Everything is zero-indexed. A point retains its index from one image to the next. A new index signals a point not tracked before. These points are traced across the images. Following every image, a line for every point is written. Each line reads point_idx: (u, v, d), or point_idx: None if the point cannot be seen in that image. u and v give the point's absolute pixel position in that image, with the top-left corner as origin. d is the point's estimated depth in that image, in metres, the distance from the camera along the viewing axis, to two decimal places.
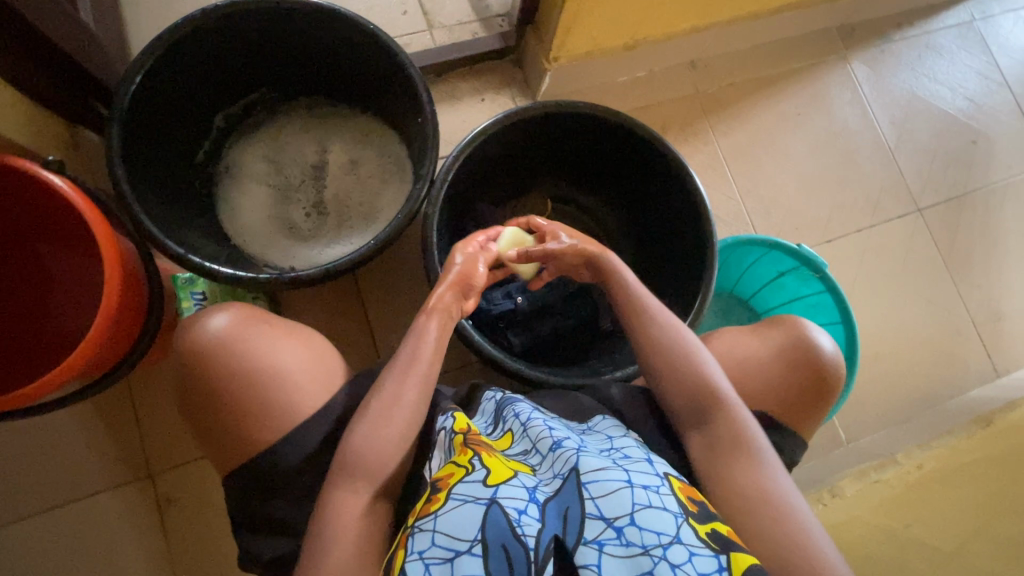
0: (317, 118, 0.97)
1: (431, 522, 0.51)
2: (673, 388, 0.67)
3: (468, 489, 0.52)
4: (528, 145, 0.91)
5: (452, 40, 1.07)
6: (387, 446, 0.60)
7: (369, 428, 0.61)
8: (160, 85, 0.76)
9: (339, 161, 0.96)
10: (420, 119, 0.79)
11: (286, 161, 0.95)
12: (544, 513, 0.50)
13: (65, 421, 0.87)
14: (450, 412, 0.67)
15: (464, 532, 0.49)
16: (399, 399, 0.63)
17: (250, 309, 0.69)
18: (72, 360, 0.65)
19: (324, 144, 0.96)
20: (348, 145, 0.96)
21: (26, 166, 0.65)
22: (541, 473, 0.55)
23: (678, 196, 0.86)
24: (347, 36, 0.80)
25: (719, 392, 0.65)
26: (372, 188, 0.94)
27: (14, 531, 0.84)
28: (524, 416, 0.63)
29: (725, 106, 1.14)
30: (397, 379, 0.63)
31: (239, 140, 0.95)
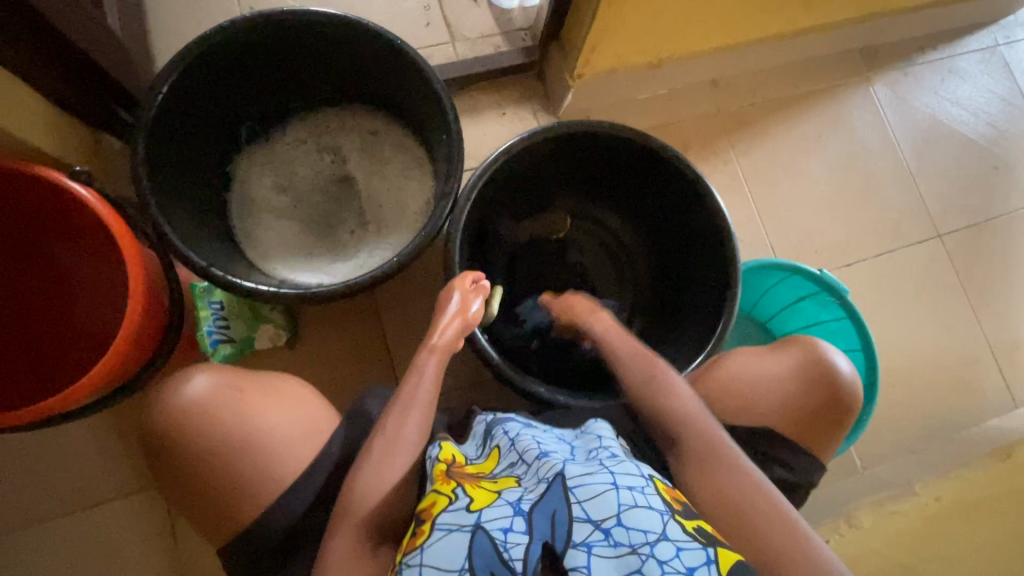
0: (329, 137, 0.96)
1: (418, 557, 0.50)
2: (652, 404, 0.68)
3: (453, 518, 0.51)
4: (550, 163, 0.90)
5: (475, 53, 1.07)
6: (393, 472, 0.61)
7: (380, 459, 0.61)
8: (185, 96, 0.76)
9: (351, 182, 0.95)
10: (445, 135, 0.79)
11: (295, 181, 0.95)
12: (532, 524, 0.49)
13: (77, 427, 0.87)
14: (438, 441, 0.65)
15: (450, 562, 0.47)
16: (410, 433, 0.63)
17: (224, 372, 0.66)
18: (96, 373, 0.65)
19: (335, 164, 0.96)
20: (358, 166, 0.96)
21: (52, 176, 0.65)
22: (526, 482, 0.54)
23: (701, 219, 0.85)
24: (374, 51, 0.80)
25: (686, 407, 0.65)
26: (397, 190, 0.94)
27: (24, 536, 0.84)
28: (512, 433, 0.63)
29: (746, 125, 1.14)
30: (409, 407, 0.64)
31: (245, 155, 0.93)
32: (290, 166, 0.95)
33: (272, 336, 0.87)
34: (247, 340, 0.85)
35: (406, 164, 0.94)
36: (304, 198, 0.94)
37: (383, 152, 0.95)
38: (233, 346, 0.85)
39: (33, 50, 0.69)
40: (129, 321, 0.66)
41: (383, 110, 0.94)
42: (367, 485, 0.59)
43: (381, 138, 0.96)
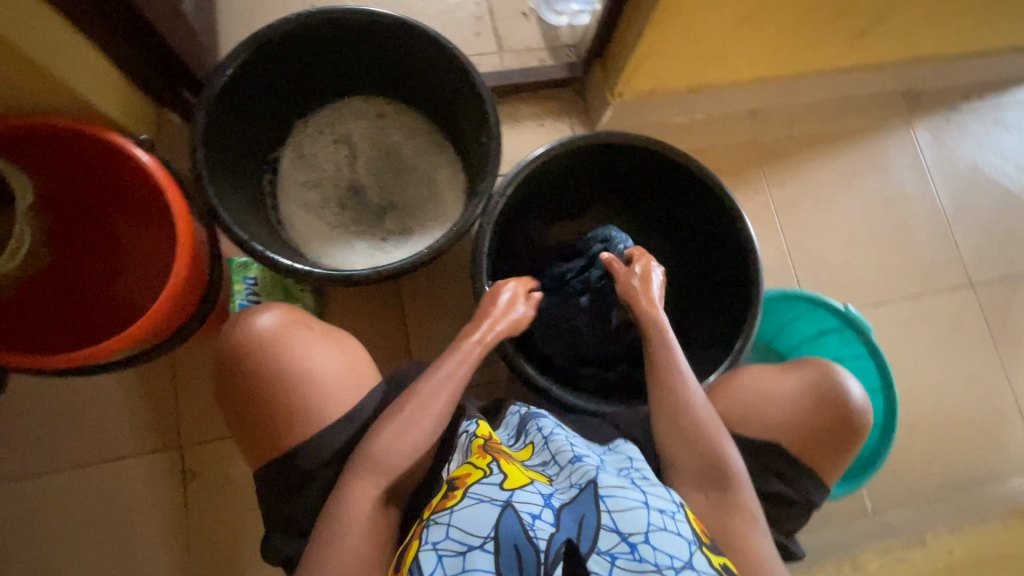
0: (343, 125, 0.99)
1: (446, 516, 0.53)
2: (689, 441, 0.66)
3: (484, 490, 0.54)
4: (584, 169, 0.92)
5: (519, 64, 1.11)
6: (414, 442, 0.62)
7: (395, 436, 0.62)
8: (246, 80, 0.81)
9: (376, 166, 0.99)
10: (485, 137, 0.82)
11: (323, 171, 0.97)
12: (558, 518, 0.51)
13: (107, 382, 0.91)
14: (475, 418, 0.68)
15: (477, 527, 0.51)
16: (436, 410, 0.64)
17: (292, 314, 0.70)
18: (136, 326, 0.69)
19: (351, 154, 0.99)
20: (373, 154, 0.99)
21: (120, 142, 0.71)
22: (557, 483, 0.57)
23: (728, 238, 0.86)
24: (423, 51, 0.84)
25: (727, 455, 0.65)
26: (431, 180, 0.98)
27: (46, 482, 0.88)
28: (546, 430, 0.65)
29: (780, 157, 1.14)
30: (439, 391, 0.65)
31: (276, 156, 0.96)
32: (321, 155, 0.98)
33: None
34: None
35: (441, 157, 0.99)
36: (334, 186, 0.97)
37: (413, 146, 0.99)
38: None
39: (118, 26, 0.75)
40: (171, 284, 0.70)
41: (406, 96, 0.98)
42: (385, 452, 0.61)
43: (389, 128, 1.00)
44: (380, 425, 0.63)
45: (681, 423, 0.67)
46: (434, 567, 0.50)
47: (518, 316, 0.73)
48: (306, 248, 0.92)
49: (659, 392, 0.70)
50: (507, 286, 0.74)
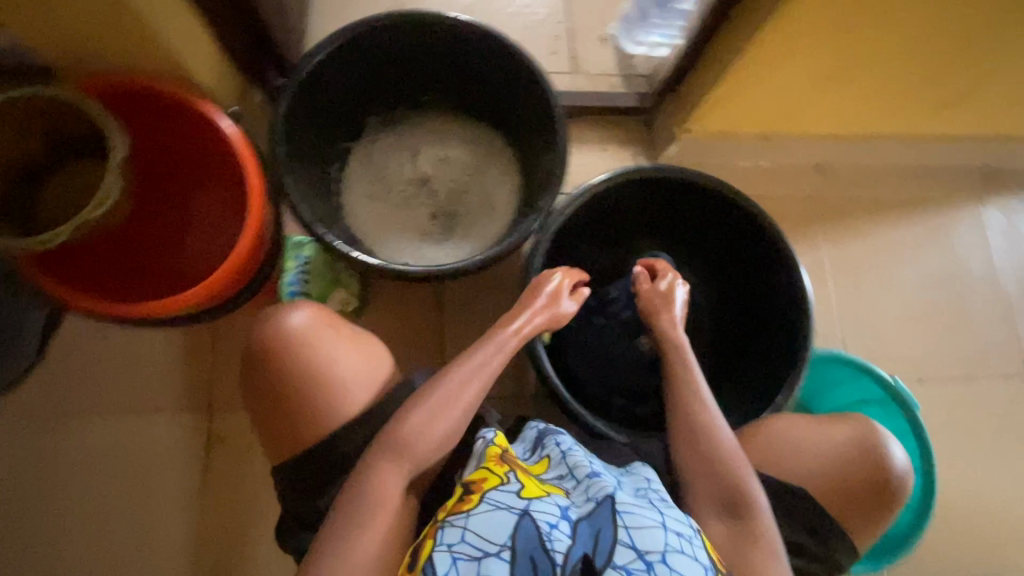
0: (410, 139, 1.02)
1: (462, 519, 0.55)
2: (710, 471, 0.65)
3: (502, 498, 0.56)
4: (645, 202, 0.92)
5: (591, 88, 1.12)
6: (436, 438, 0.63)
7: (418, 425, 0.62)
8: (333, 70, 0.84)
9: (439, 177, 1.00)
10: (552, 155, 0.83)
11: (387, 177, 1.00)
12: (575, 530, 0.53)
13: (152, 337, 0.94)
14: (491, 428, 0.67)
15: (494, 534, 0.53)
16: (465, 399, 0.65)
17: (321, 310, 0.71)
18: (196, 291, 0.72)
19: (416, 153, 1.01)
20: (438, 156, 1.01)
21: (209, 111, 0.75)
22: (574, 495, 0.58)
23: (782, 292, 0.85)
24: (505, 65, 0.86)
25: (749, 487, 0.63)
26: (490, 189, 1.00)
27: (81, 423, 0.91)
28: (565, 445, 0.65)
29: (842, 216, 1.12)
30: (468, 381, 0.66)
31: (347, 161, 0.99)
32: (387, 151, 1.01)
33: (343, 302, 0.91)
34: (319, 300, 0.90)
35: (502, 169, 1.00)
36: (399, 198, 0.98)
37: (477, 154, 1.01)
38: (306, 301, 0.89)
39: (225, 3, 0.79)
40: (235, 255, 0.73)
41: (478, 111, 1.00)
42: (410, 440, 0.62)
43: (455, 133, 1.02)
44: (405, 406, 0.64)
45: (702, 452, 0.66)
46: (448, 568, 0.52)
47: (563, 310, 0.72)
48: (360, 238, 0.94)
49: (681, 419, 0.69)
50: (556, 274, 0.74)
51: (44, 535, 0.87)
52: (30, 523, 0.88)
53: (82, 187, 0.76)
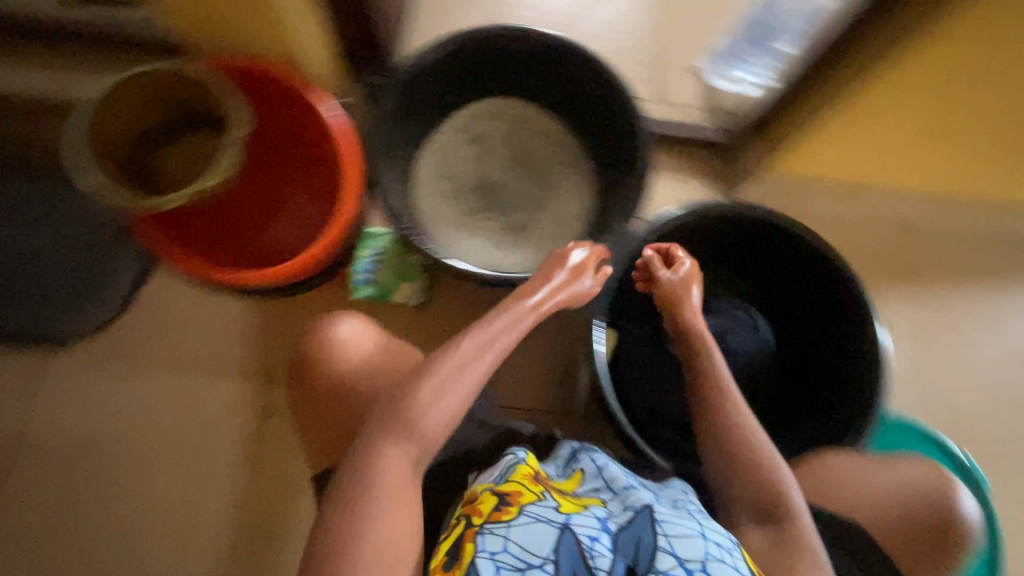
0: (478, 123, 1.02)
1: (503, 529, 0.53)
2: (745, 477, 0.62)
3: (541, 511, 0.55)
4: (718, 237, 0.90)
5: (670, 116, 1.12)
6: (445, 416, 0.58)
7: (428, 398, 0.58)
8: (431, 71, 0.87)
9: (506, 169, 1.01)
10: (632, 178, 0.84)
11: (455, 166, 1.00)
12: (615, 542, 0.53)
13: (219, 304, 0.96)
14: (522, 449, 0.66)
15: (539, 547, 0.52)
16: (478, 370, 0.61)
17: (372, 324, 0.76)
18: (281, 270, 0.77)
19: (488, 152, 1.01)
20: (512, 158, 1.02)
21: (315, 99, 0.79)
22: (611, 506, 0.58)
23: (853, 345, 0.82)
24: (597, 84, 0.87)
25: (787, 492, 0.61)
26: (561, 200, 1.00)
27: (144, 377, 0.94)
28: (600, 461, 0.65)
29: (921, 274, 1.06)
30: (482, 351, 0.62)
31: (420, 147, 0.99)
32: (460, 146, 1.01)
33: (409, 295, 0.94)
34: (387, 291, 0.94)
35: (574, 182, 1.01)
36: (466, 185, 1.00)
37: (551, 164, 1.02)
38: (375, 290, 0.94)
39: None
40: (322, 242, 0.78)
41: (556, 112, 1.02)
42: (417, 415, 0.58)
43: (530, 137, 1.02)
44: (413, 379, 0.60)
45: (736, 456, 0.64)
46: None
47: (581, 288, 0.70)
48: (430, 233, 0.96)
49: (713, 423, 0.66)
50: (579, 250, 0.71)
51: (110, 475, 0.93)
52: (98, 462, 0.93)
53: (197, 155, 0.81)
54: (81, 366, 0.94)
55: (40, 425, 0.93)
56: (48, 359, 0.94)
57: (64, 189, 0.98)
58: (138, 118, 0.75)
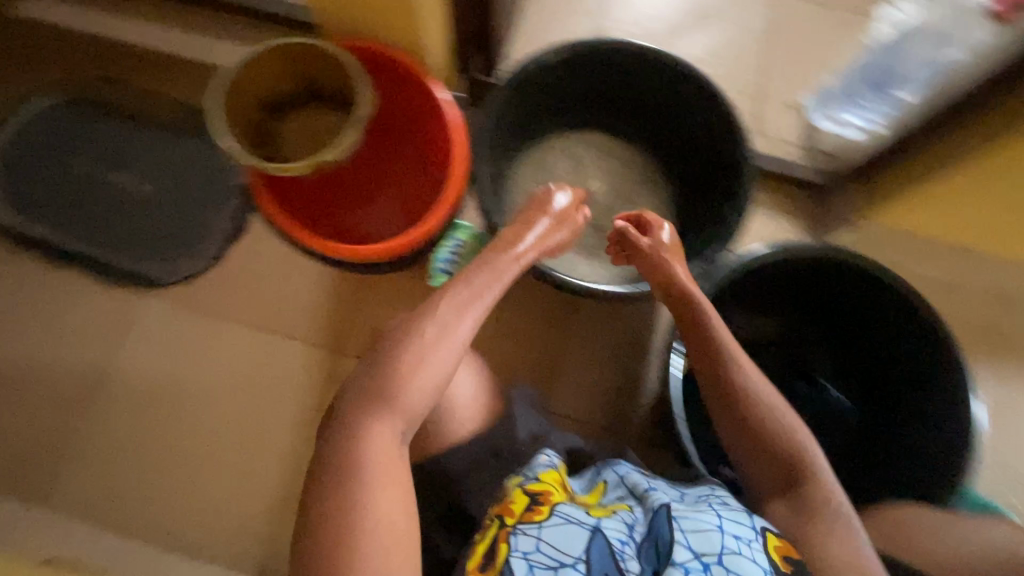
0: (579, 151, 1.03)
1: (535, 529, 0.54)
2: (763, 448, 0.63)
3: (571, 513, 0.57)
4: (809, 283, 0.87)
5: (768, 150, 1.10)
6: (428, 384, 0.55)
7: (400, 369, 0.55)
8: (543, 79, 0.88)
9: (601, 196, 1.01)
10: (731, 209, 0.82)
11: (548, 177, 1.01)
12: (639, 549, 0.55)
13: (304, 273, 1.01)
14: (553, 455, 0.66)
15: (570, 548, 0.53)
16: (460, 329, 0.58)
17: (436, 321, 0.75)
18: (378, 250, 0.79)
19: (581, 169, 1.02)
20: (604, 177, 1.02)
21: (432, 84, 0.82)
22: (636, 512, 0.60)
23: (939, 420, 0.77)
24: (705, 111, 0.86)
25: (806, 458, 0.61)
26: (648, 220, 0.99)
27: (225, 330, 0.99)
28: (621, 471, 0.66)
29: (1018, 353, 1.00)
30: (464, 313, 0.59)
31: (520, 158, 1.00)
32: (555, 159, 1.02)
33: None
34: None
35: (662, 204, 1.00)
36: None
37: (643, 185, 1.02)
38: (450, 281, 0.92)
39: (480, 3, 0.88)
40: (421, 229, 0.80)
41: (655, 148, 1.01)
42: (395, 390, 0.55)
43: (624, 159, 1.03)
44: (378, 360, 0.56)
45: (750, 431, 0.63)
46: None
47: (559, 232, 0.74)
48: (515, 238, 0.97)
49: (720, 403, 0.65)
50: (562, 194, 0.77)
51: (178, 417, 0.96)
52: (168, 403, 0.97)
53: (315, 130, 0.87)
54: (170, 309, 1.00)
55: (123, 358, 0.98)
56: (141, 297, 1.00)
57: (179, 142, 1.03)
58: (269, 90, 0.80)
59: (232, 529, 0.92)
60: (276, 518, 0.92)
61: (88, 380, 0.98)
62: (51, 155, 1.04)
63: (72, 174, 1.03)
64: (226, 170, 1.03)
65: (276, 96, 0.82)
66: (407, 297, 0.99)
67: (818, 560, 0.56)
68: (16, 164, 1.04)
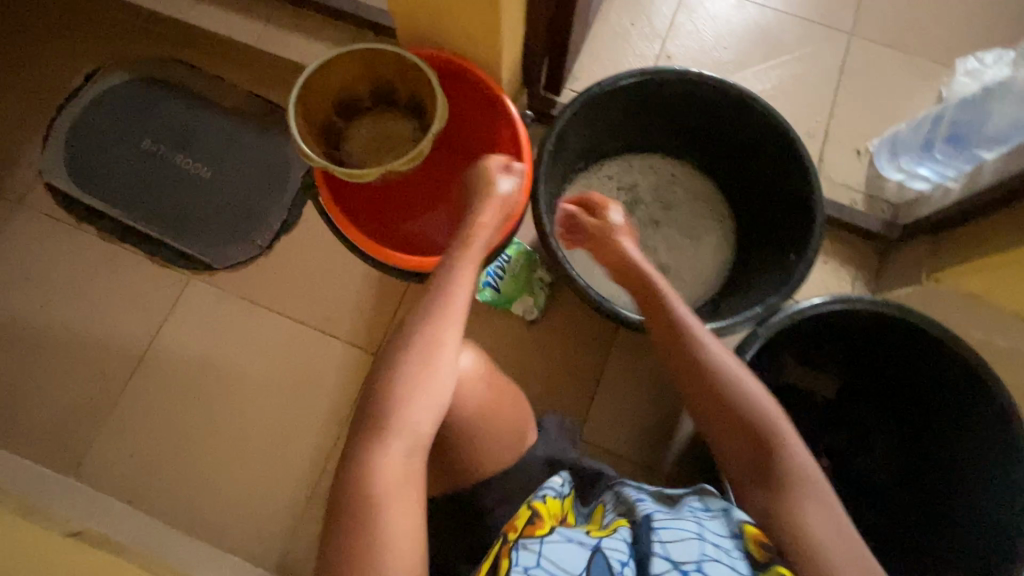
0: (628, 176, 1.01)
1: (537, 544, 0.53)
2: (720, 419, 0.63)
3: (572, 533, 0.56)
4: (865, 340, 0.84)
5: (830, 195, 1.08)
6: (422, 406, 0.59)
7: (397, 388, 0.58)
8: (611, 104, 0.87)
9: (651, 226, 1.00)
10: (795, 255, 0.79)
11: (603, 203, 1.00)
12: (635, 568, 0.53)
13: (352, 272, 1.01)
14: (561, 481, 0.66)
15: (572, 565, 0.51)
16: (445, 341, 0.61)
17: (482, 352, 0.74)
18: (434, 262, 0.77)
19: (636, 198, 1.01)
20: (659, 207, 1.00)
21: (503, 97, 0.80)
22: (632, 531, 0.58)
23: (999, 498, 0.73)
24: (775, 152, 0.84)
25: (767, 423, 0.61)
26: (702, 256, 0.98)
27: (268, 320, 1.00)
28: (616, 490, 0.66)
29: None
30: (447, 323, 0.62)
31: (576, 181, 0.99)
32: (611, 186, 1.01)
33: (525, 309, 0.96)
34: (507, 299, 0.95)
35: (718, 241, 0.98)
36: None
37: (699, 220, 1.00)
38: (495, 295, 0.95)
39: (557, 29, 0.89)
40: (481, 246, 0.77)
41: (712, 184, 1.00)
42: (393, 405, 0.58)
43: (682, 191, 1.01)
44: (378, 379, 0.60)
45: (709, 405, 0.64)
46: None
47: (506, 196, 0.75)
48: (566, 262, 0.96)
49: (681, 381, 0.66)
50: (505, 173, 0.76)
51: (213, 400, 0.97)
52: (205, 386, 0.97)
53: (384, 134, 0.86)
54: (216, 293, 1.01)
55: (166, 337, 0.99)
56: (190, 279, 1.01)
57: (246, 133, 1.06)
58: (341, 90, 0.80)
59: (255, 518, 0.92)
60: (300, 512, 0.92)
61: (130, 354, 0.99)
62: (118, 130, 1.06)
63: (136, 150, 1.06)
64: (287, 163, 1.05)
65: (347, 97, 0.82)
66: None
67: (777, 523, 0.57)
68: (83, 135, 1.06)
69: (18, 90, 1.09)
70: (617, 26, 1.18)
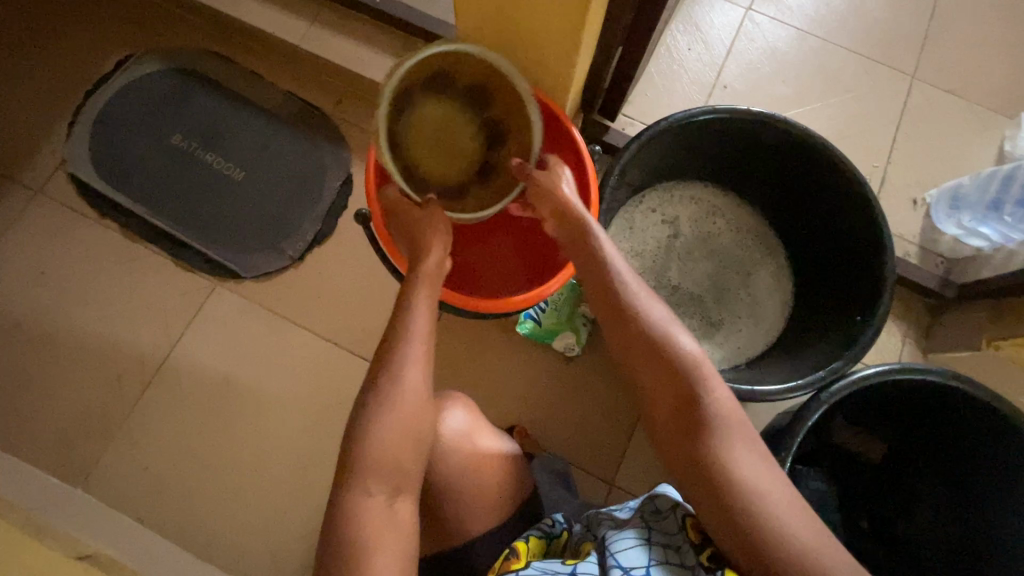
0: (676, 209, 0.97)
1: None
2: (649, 380, 0.59)
3: (547, 565, 0.59)
4: (920, 408, 0.80)
5: None
6: (393, 431, 0.56)
7: (372, 430, 0.56)
8: (674, 139, 0.82)
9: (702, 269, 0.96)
10: (861, 317, 0.76)
11: (649, 239, 0.96)
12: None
13: (387, 292, 0.97)
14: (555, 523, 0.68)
15: None
16: (409, 379, 0.58)
17: (468, 405, 0.75)
18: (493, 303, 0.73)
19: (679, 236, 0.97)
20: (705, 246, 0.97)
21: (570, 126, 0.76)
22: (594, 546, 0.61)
23: None
24: (842, 203, 0.80)
25: (699, 381, 0.57)
26: (748, 299, 0.94)
27: (296, 336, 0.95)
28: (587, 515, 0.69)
29: None
30: (414, 362, 0.59)
31: (624, 214, 0.95)
32: (659, 222, 0.96)
33: (566, 346, 0.92)
34: (549, 331, 0.91)
35: (766, 285, 0.95)
36: (654, 275, 0.95)
37: (747, 261, 0.96)
38: (536, 326, 0.91)
39: (627, 56, 0.85)
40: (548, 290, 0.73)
41: (771, 229, 0.96)
42: (361, 452, 0.56)
43: (730, 230, 0.97)
44: (350, 432, 0.57)
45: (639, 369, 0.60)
46: None
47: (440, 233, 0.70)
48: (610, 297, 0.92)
49: (616, 346, 0.62)
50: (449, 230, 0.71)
51: (233, 419, 0.93)
52: (224, 402, 0.93)
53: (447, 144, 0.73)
54: (243, 304, 0.96)
55: (186, 348, 0.95)
56: (216, 286, 0.97)
57: (281, 134, 1.02)
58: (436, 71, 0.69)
59: (271, 546, 0.88)
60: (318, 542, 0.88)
61: (146, 364, 0.94)
62: (146, 122, 1.01)
63: (162, 144, 1.00)
64: (323, 170, 1.00)
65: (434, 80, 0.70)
66: (487, 335, 0.96)
67: (702, 481, 0.54)
68: (108, 124, 1.01)
69: (43, 72, 1.04)
70: (674, 49, 1.13)
